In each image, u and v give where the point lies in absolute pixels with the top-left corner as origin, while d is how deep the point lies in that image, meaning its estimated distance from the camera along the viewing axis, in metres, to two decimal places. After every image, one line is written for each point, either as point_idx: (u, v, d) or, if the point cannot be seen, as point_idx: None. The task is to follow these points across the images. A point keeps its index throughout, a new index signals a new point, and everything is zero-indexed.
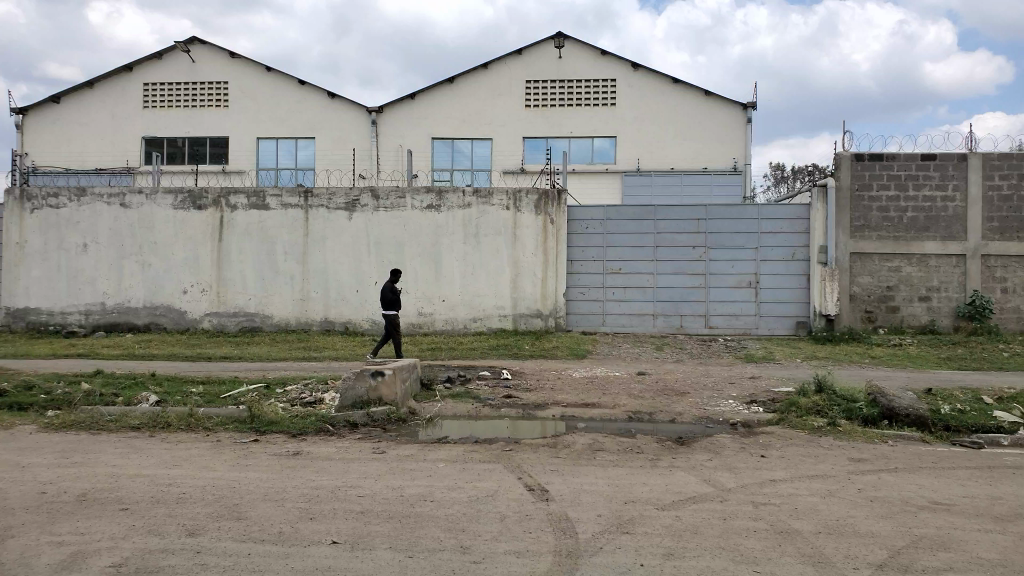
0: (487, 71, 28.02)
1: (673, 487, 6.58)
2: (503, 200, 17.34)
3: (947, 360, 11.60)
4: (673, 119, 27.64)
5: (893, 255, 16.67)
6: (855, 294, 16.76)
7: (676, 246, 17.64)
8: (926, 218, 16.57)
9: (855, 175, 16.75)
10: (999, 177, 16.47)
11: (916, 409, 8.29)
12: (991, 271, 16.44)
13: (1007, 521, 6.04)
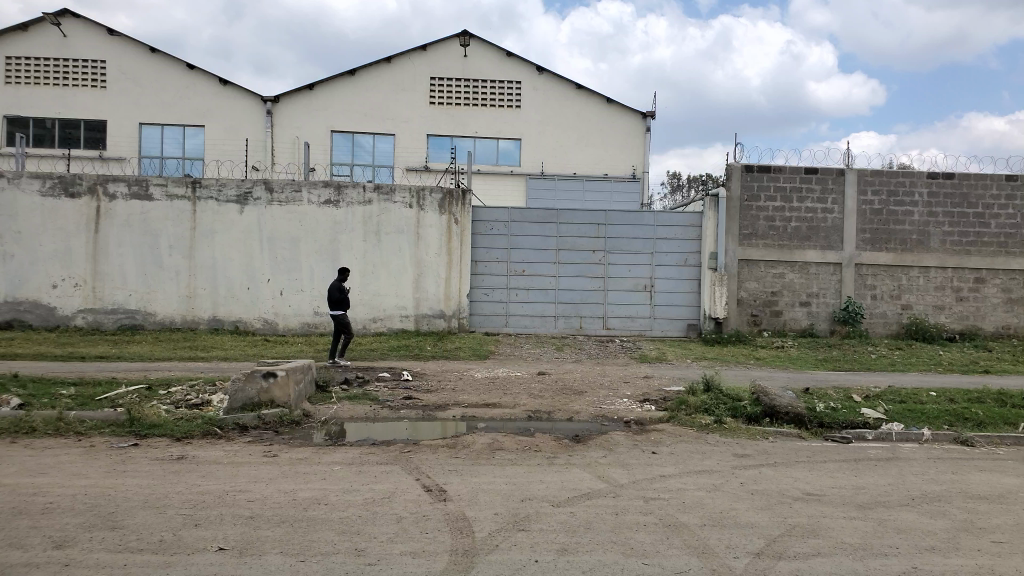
0: (390, 66, 27.85)
1: (568, 484, 6.75)
2: (406, 198, 17.24)
3: (823, 361, 12.41)
4: (576, 125, 28.25)
5: (778, 262, 17.62)
6: (742, 298, 17.62)
7: (576, 249, 18.02)
8: (808, 228, 17.61)
9: (745, 185, 17.53)
10: (871, 193, 17.63)
11: (794, 407, 8.82)
12: (865, 279, 17.62)
13: (869, 509, 6.58)
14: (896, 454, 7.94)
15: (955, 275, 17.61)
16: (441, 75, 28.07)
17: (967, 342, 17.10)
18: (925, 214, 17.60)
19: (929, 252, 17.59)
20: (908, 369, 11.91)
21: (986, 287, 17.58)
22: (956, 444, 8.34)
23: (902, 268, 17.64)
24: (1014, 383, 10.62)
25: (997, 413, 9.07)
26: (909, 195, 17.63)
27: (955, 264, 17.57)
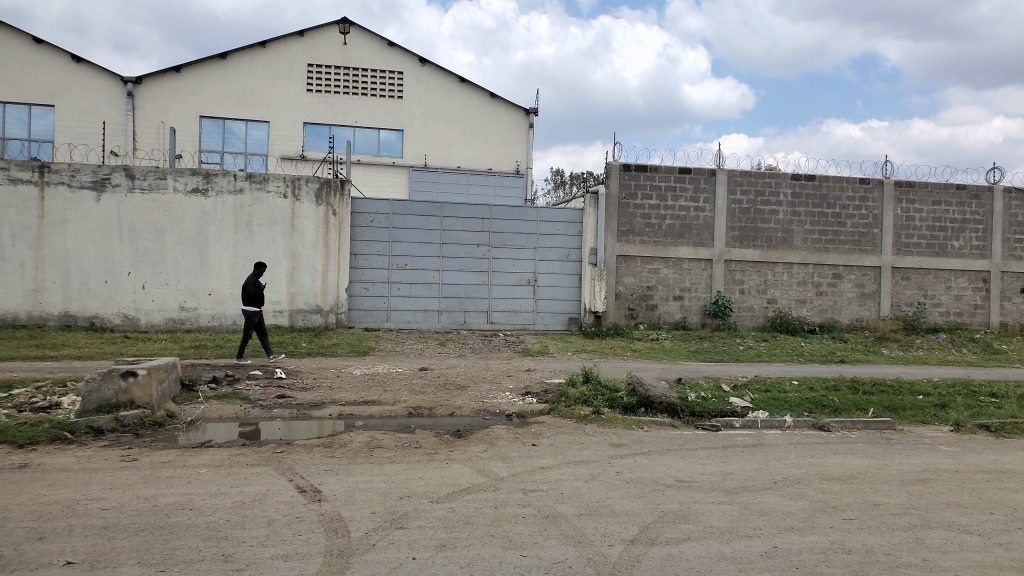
0: (264, 50, 26.91)
1: (447, 480, 6.71)
2: (280, 187, 16.68)
3: (697, 353, 12.96)
4: (461, 119, 28.22)
5: (653, 258, 18.29)
6: (620, 292, 18.18)
7: (459, 243, 17.98)
8: (682, 226, 18.35)
9: (623, 183, 18.08)
10: (740, 193, 18.57)
11: (667, 397, 9.16)
12: (735, 275, 18.57)
13: (736, 493, 6.91)
14: (760, 440, 8.38)
15: (815, 271, 18.83)
16: (319, 62, 27.33)
17: (825, 334, 18.33)
18: (789, 214, 18.71)
19: (793, 249, 18.71)
20: (772, 359, 12.63)
21: (843, 282, 18.90)
22: (814, 429, 8.89)
23: (768, 264, 18.69)
24: (865, 371, 11.48)
25: (850, 399, 9.76)
26: (775, 195, 18.68)
27: (815, 261, 18.77)
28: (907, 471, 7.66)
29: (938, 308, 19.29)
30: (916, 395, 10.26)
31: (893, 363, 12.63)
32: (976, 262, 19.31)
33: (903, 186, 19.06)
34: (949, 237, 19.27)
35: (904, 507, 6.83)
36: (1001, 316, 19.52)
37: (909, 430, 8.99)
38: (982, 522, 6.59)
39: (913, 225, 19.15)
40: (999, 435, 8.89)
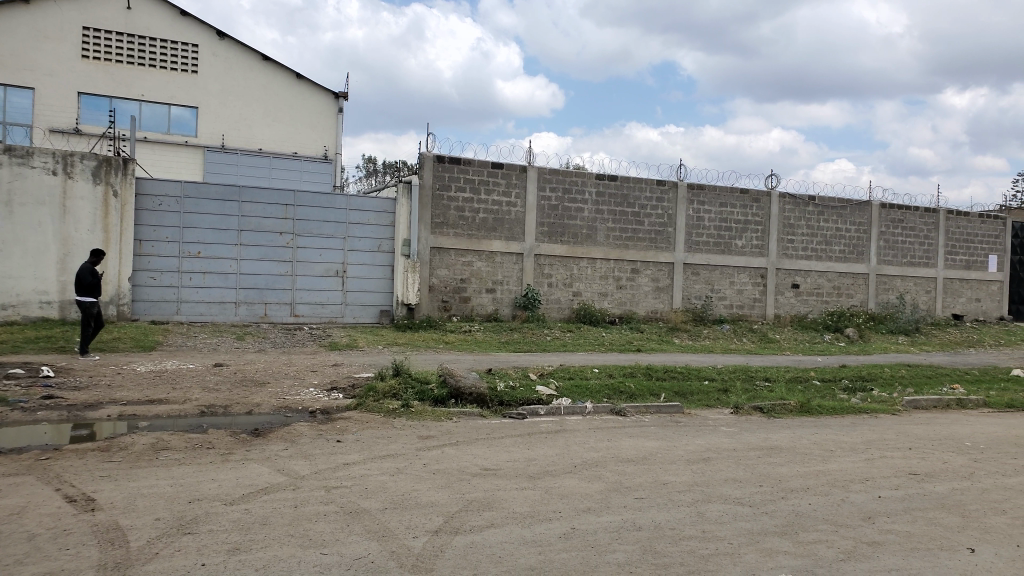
0: (30, 8, 24.31)
1: (243, 480, 6.36)
2: (49, 163, 15.05)
3: (506, 344, 13.30)
4: (264, 99, 27.02)
5: (467, 251, 18.60)
6: (434, 285, 18.34)
7: (260, 230, 17.15)
8: (494, 219, 18.76)
9: (437, 175, 18.18)
10: (549, 190, 19.29)
11: (477, 387, 9.31)
12: (543, 269, 19.30)
13: (537, 479, 7.15)
14: (562, 427, 8.74)
15: (617, 266, 20.02)
16: (96, 26, 25.04)
17: (625, 325, 19.52)
18: (594, 212, 19.70)
19: (596, 245, 19.76)
20: (576, 349, 13.24)
21: (641, 277, 20.23)
22: (612, 414, 9.44)
23: (574, 259, 19.58)
24: (660, 359, 12.37)
25: (645, 386, 10.45)
26: (581, 193, 19.59)
27: (617, 256, 19.96)
28: (692, 451, 8.32)
29: (722, 301, 21.19)
30: (703, 379, 11.23)
31: (684, 352, 13.71)
32: (755, 259, 21.45)
33: (695, 189, 20.74)
34: (733, 237, 21.24)
35: (689, 484, 7.42)
36: (776, 308, 21.79)
37: (695, 413, 9.79)
38: (753, 494, 7.32)
39: (703, 225, 20.90)
40: (769, 415, 9.93)
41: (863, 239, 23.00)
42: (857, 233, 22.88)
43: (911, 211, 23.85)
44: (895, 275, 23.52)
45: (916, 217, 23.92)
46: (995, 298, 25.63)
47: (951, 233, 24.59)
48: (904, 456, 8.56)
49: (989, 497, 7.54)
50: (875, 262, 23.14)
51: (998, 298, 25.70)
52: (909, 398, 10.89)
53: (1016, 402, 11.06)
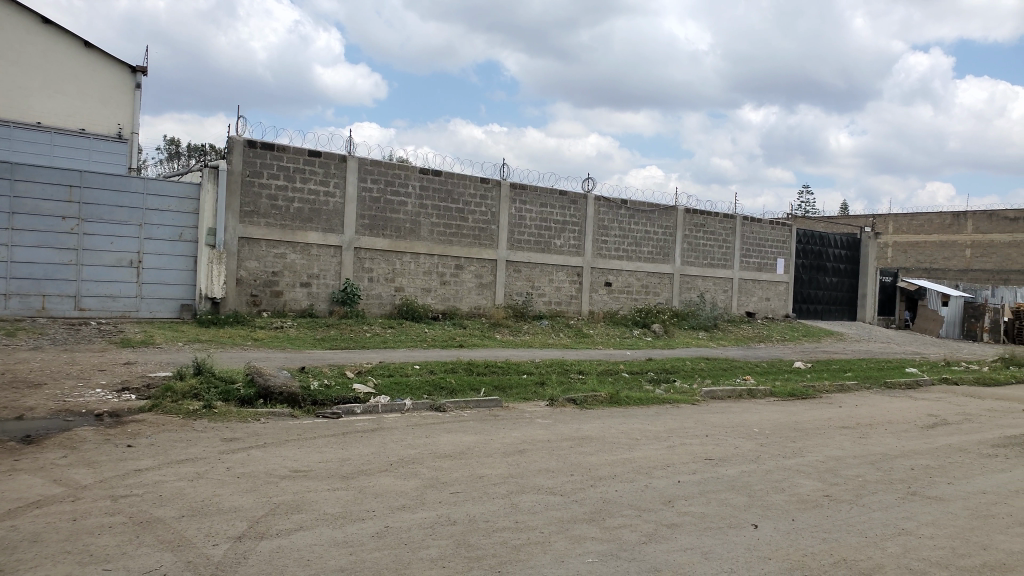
0: None
1: (9, 494, 5.65)
2: None
3: (322, 340, 12.89)
4: (45, 67, 24.47)
5: (280, 242, 17.84)
6: (242, 278, 17.40)
7: (38, 214, 15.45)
8: (310, 210, 18.16)
9: (247, 160, 17.28)
10: (370, 181, 18.98)
11: (288, 386, 8.94)
12: (363, 263, 18.96)
13: (351, 478, 6.97)
14: (379, 424, 8.59)
15: (439, 262, 20.10)
16: None
17: (447, 321, 19.64)
18: (417, 206, 19.65)
19: (419, 240, 19.72)
20: (396, 345, 13.11)
21: (464, 274, 20.46)
22: (431, 410, 9.42)
23: (396, 254, 19.40)
24: (480, 354, 12.54)
25: (465, 381, 10.54)
26: (404, 186, 19.45)
27: (440, 252, 20.05)
28: (509, 444, 8.48)
29: (541, 298, 21.90)
30: (521, 373, 11.53)
31: (504, 347, 13.99)
32: (573, 258, 22.40)
33: (517, 188, 21.29)
34: (552, 236, 22.03)
35: (504, 476, 7.55)
36: (590, 305, 22.86)
37: (512, 407, 10.01)
38: (564, 483, 7.59)
39: (524, 223, 21.51)
40: (582, 407, 10.36)
41: (670, 241, 24.74)
42: (664, 236, 24.56)
43: (712, 217, 25.96)
44: (697, 275, 25.50)
45: (716, 222, 26.09)
46: (781, 297, 28.51)
47: (745, 238, 27.04)
48: (700, 442, 9.25)
49: (771, 477, 8.33)
50: (680, 263, 24.96)
51: (784, 297, 28.61)
52: (706, 388, 11.80)
53: (796, 391, 12.33)
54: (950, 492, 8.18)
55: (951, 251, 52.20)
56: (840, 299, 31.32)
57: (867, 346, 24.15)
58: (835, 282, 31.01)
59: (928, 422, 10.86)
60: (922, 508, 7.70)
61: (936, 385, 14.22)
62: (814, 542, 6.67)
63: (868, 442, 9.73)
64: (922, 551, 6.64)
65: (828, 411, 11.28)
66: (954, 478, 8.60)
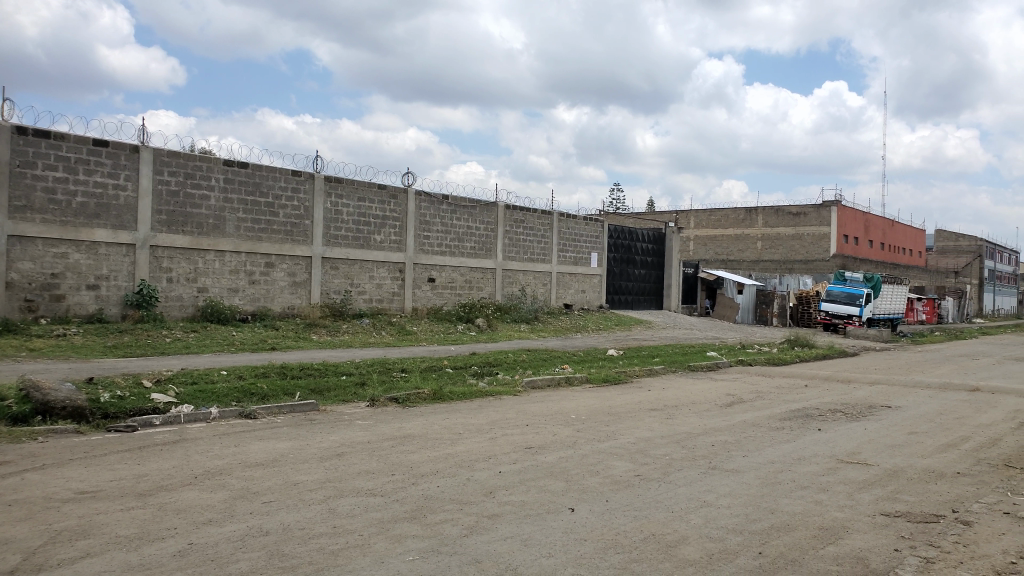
0: None
1: None
2: None
3: (113, 349, 11.82)
4: None
5: (60, 241, 16.19)
6: (12, 281, 15.59)
7: None
8: (97, 205, 16.63)
9: (17, 149, 15.63)
10: (167, 173, 17.69)
11: (73, 400, 8.15)
12: (161, 262, 17.62)
13: (148, 496, 6.42)
14: (181, 436, 8.04)
15: (248, 260, 19.11)
16: None
17: (258, 322, 18.70)
18: (221, 200, 18.57)
19: (225, 237, 18.65)
20: (201, 351, 12.31)
21: (275, 271, 19.58)
22: (240, 417, 8.95)
23: (198, 252, 18.21)
24: (294, 357, 12.09)
25: (278, 385, 10.12)
26: (206, 179, 18.33)
27: (248, 249, 19.07)
28: (326, 448, 8.22)
29: (361, 295, 21.45)
30: (340, 374, 11.23)
31: (321, 348, 13.59)
32: (393, 254, 22.19)
33: (333, 182, 20.76)
34: (371, 232, 21.68)
35: (320, 481, 7.29)
36: (413, 302, 22.73)
37: (330, 409, 9.73)
38: (385, 483, 7.46)
39: (341, 219, 21.01)
40: (404, 405, 10.28)
41: (491, 237, 25.23)
42: (485, 232, 25.00)
43: (531, 213, 26.78)
44: (517, 270, 26.19)
45: (535, 218, 26.95)
46: (596, 289, 29.98)
47: (562, 233, 28.16)
48: (521, 432, 9.47)
49: (587, 461, 8.68)
50: (501, 258, 25.52)
51: (599, 289, 30.11)
52: (526, 379, 12.13)
53: (610, 377, 13.01)
54: (744, 463, 8.95)
55: (745, 243, 57.54)
56: (649, 290, 33.50)
57: (674, 333, 26.01)
58: (644, 274, 33.12)
59: (726, 401, 11.85)
60: (721, 480, 8.35)
61: (732, 366, 15.56)
62: (626, 520, 7.03)
63: (674, 422, 10.42)
64: (721, 520, 7.20)
65: (638, 394, 11.99)
66: (747, 450, 9.42)
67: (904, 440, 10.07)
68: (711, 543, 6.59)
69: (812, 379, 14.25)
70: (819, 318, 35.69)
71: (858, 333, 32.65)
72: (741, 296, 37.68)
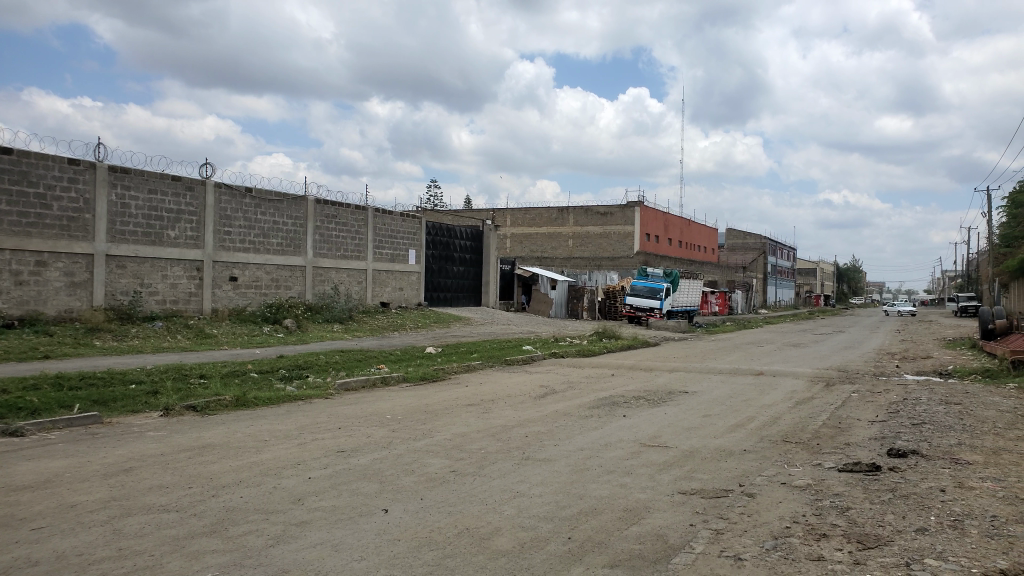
0: None
1: None
2: None
3: None
4: None
5: None
6: None
7: None
8: None
9: None
10: None
11: None
12: None
13: None
14: None
15: (13, 258, 17.02)
16: None
17: (26, 328, 16.63)
18: None
19: None
20: None
21: (49, 270, 17.59)
22: (4, 436, 7.96)
23: None
24: (73, 365, 10.95)
25: (51, 398, 9.12)
26: None
27: (14, 246, 17.00)
28: (111, 464, 7.50)
29: (153, 296, 19.84)
30: (127, 384, 10.31)
31: (106, 354, 12.44)
32: (190, 251, 20.77)
33: (118, 172, 19.09)
34: (164, 227, 20.17)
35: (103, 501, 6.61)
36: (213, 302, 21.38)
37: (116, 421, 8.90)
38: (180, 498, 6.90)
39: (129, 212, 19.36)
40: (203, 413, 9.64)
41: (299, 233, 24.38)
42: (293, 227, 24.16)
43: (343, 208, 26.23)
44: (330, 268, 25.52)
45: (348, 214, 26.42)
46: (414, 287, 29.88)
47: (377, 230, 27.82)
48: (332, 436, 9.18)
49: (402, 460, 8.57)
50: (311, 255, 24.75)
51: (416, 287, 30.07)
52: (340, 381, 11.80)
53: (427, 374, 13.00)
54: (556, 452, 9.25)
55: (558, 241, 59.98)
56: (467, 287, 34.03)
57: (490, 329, 26.55)
58: (461, 271, 33.56)
59: (540, 393, 12.23)
60: (533, 470, 8.56)
61: (546, 359, 16.12)
62: (440, 516, 7.00)
63: (489, 416, 10.58)
64: (533, 509, 7.37)
65: (454, 391, 12.08)
66: (559, 440, 9.74)
67: (699, 422, 10.90)
68: (523, 532, 6.73)
69: (618, 369, 15.10)
70: (625, 311, 38.00)
71: (659, 325, 35.16)
72: (554, 291, 39.65)
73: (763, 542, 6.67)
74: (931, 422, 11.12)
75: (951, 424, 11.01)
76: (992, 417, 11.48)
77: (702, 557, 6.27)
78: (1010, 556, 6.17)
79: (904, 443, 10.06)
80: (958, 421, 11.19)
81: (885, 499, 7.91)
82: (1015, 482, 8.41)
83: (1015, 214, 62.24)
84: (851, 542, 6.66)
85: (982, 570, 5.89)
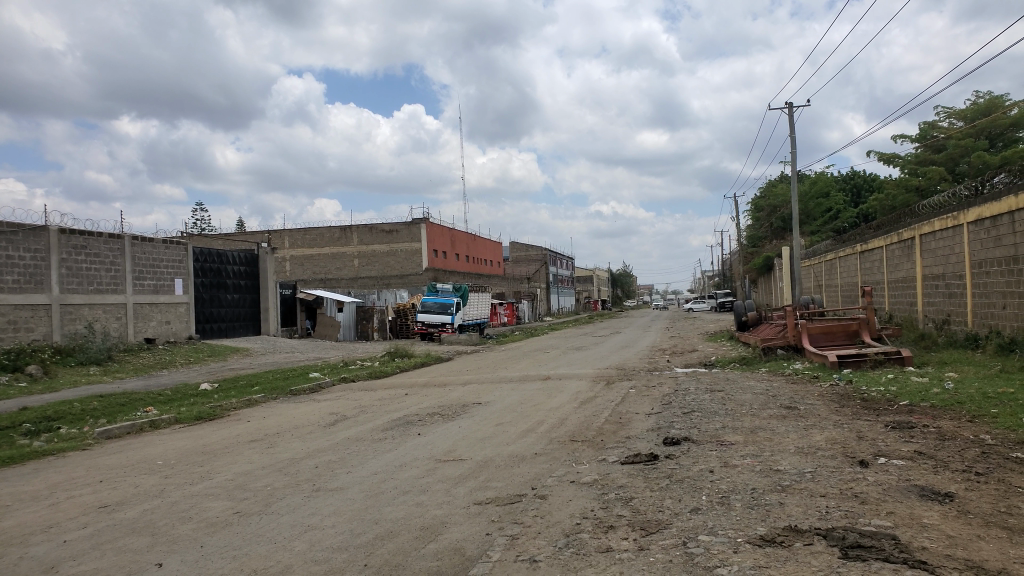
0: None
1: None
2: None
3: None
4: None
5: None
6: None
7: None
8: None
9: None
10: None
11: None
12: None
13: None
14: None
15: None
16: None
17: None
18: None
19: None
20: None
21: None
22: None
23: None
24: None
25: None
26: None
27: None
28: None
29: None
30: None
31: None
32: None
33: None
34: None
35: None
36: None
37: None
38: None
39: None
40: None
41: (41, 267, 21.87)
42: (33, 261, 21.63)
43: (94, 237, 23.95)
44: (82, 304, 23.11)
45: (100, 243, 24.17)
46: (183, 319, 27.90)
47: (135, 259, 25.68)
48: (92, 491, 8.29)
49: (177, 508, 7.90)
50: (58, 291, 22.27)
51: (186, 319, 28.09)
52: (100, 430, 10.71)
53: (203, 414, 12.12)
54: (348, 480, 9.00)
55: (342, 261, 59.02)
56: (242, 314, 32.44)
57: (275, 358, 25.41)
58: (236, 299, 31.92)
59: (330, 421, 11.86)
60: (325, 501, 8.26)
61: (335, 385, 15.68)
62: (222, 563, 6.50)
63: (275, 451, 10.09)
64: (325, 541, 7.09)
65: (236, 427, 11.39)
66: (351, 466, 9.49)
67: (491, 432, 11.14)
68: (315, 566, 6.44)
69: (411, 388, 15.05)
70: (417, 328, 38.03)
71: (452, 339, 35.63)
72: (341, 313, 38.84)
73: (556, 542, 6.92)
74: (698, 410, 12.22)
75: (715, 410, 12.16)
76: (749, 400, 12.84)
77: (499, 564, 6.38)
78: (768, 522, 6.91)
79: (677, 431, 10.94)
80: (721, 407, 12.39)
81: (662, 485, 8.55)
82: (769, 456, 9.46)
83: (758, 217, 70.74)
84: (635, 530, 7.10)
85: (745, 538, 6.52)
